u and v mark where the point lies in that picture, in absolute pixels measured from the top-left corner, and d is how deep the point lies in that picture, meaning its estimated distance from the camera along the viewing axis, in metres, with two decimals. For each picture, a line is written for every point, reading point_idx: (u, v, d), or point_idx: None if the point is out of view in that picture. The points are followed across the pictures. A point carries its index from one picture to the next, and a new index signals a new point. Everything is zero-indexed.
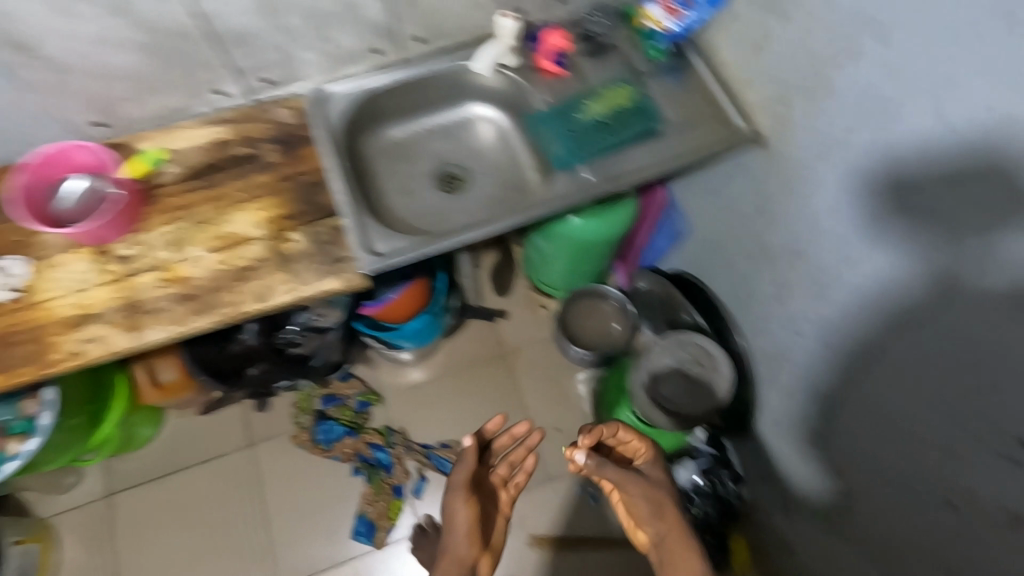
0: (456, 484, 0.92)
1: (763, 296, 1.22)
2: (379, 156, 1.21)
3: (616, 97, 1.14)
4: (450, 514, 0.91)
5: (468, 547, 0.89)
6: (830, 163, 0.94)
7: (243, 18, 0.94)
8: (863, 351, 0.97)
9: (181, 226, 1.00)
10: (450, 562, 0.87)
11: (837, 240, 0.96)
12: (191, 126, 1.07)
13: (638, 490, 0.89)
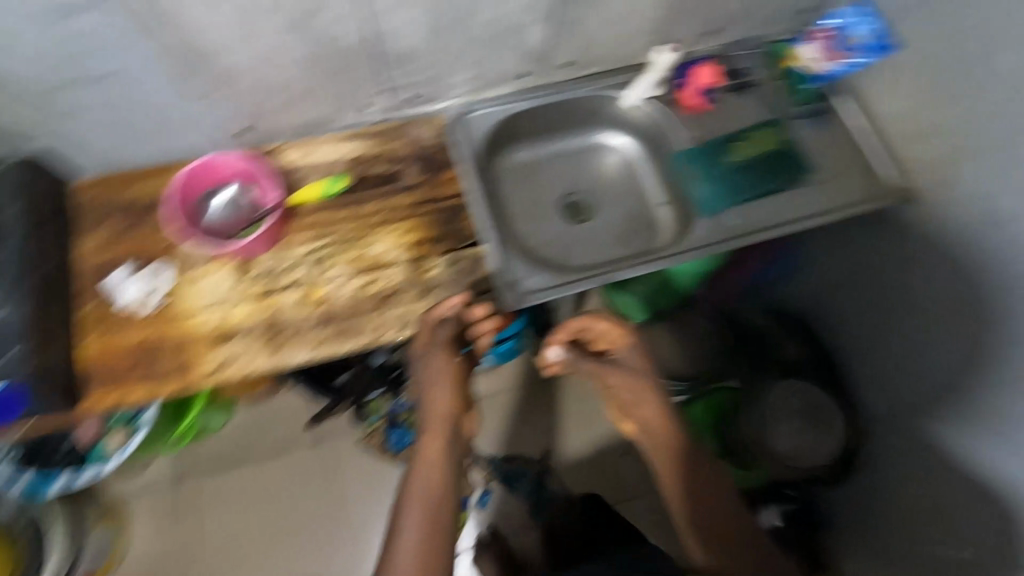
0: (443, 365, 0.92)
1: (880, 348, 1.13)
2: (506, 179, 1.17)
3: (762, 141, 1.10)
4: (430, 371, 0.93)
5: (452, 393, 0.92)
6: (950, 172, 0.94)
7: (412, 37, 0.91)
8: (942, 344, 0.97)
9: (323, 244, 0.98)
10: (438, 426, 0.90)
11: (979, 245, 0.90)
12: (331, 140, 1.05)
13: (626, 373, 0.94)
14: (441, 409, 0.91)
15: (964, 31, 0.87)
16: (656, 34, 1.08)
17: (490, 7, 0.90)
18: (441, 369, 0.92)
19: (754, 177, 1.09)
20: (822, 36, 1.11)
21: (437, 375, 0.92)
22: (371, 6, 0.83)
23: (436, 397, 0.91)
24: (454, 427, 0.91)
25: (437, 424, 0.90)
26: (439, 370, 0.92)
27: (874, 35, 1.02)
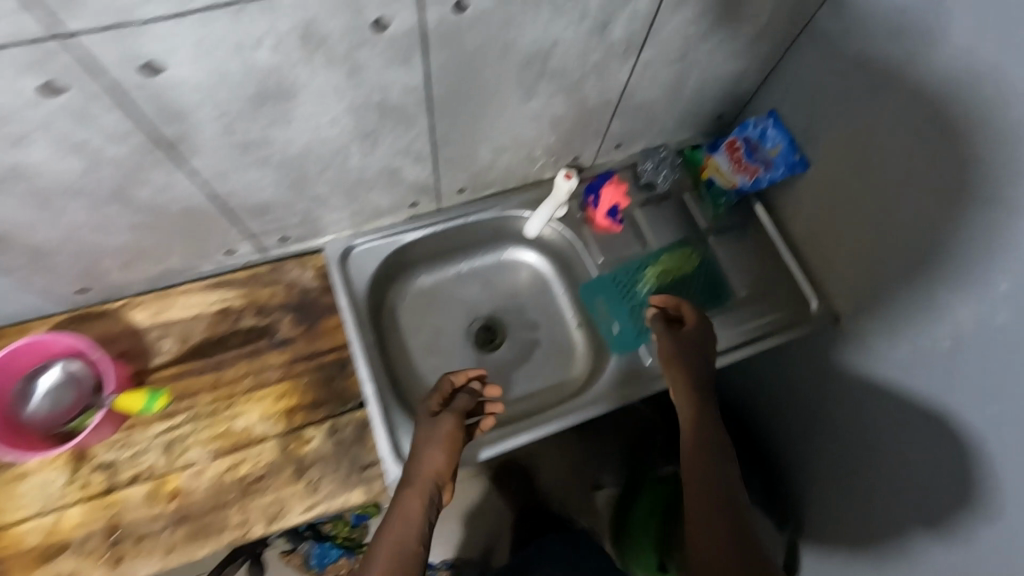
0: (443, 434, 0.77)
1: (802, 419, 1.01)
2: (408, 309, 1.06)
3: (676, 265, 1.04)
4: (423, 455, 0.76)
5: (445, 468, 0.76)
6: (837, 209, 0.86)
7: (266, 191, 0.78)
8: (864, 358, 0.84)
9: (177, 422, 0.85)
10: (415, 493, 0.73)
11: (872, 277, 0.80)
12: (191, 291, 0.92)
13: (667, 353, 0.79)
14: (427, 482, 0.74)
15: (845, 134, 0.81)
16: (557, 155, 0.99)
17: (355, 158, 0.78)
18: (445, 444, 0.77)
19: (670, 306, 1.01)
20: (728, 148, 1.03)
21: (439, 447, 0.76)
22: (204, 174, 0.70)
23: (427, 470, 0.75)
24: (437, 496, 0.75)
25: (413, 492, 0.73)
26: (441, 448, 0.76)
27: (788, 146, 0.97)
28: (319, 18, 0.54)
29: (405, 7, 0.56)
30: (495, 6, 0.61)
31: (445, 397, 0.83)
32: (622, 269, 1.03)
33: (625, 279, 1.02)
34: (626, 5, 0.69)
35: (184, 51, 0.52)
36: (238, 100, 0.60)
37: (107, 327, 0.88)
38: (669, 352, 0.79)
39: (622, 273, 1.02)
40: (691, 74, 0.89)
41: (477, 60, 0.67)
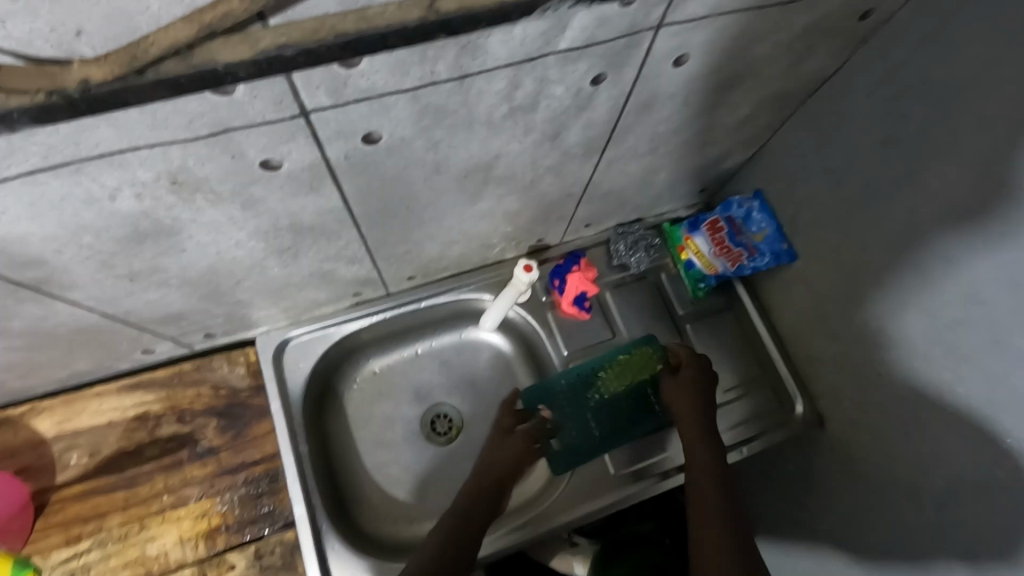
0: (521, 435, 0.85)
1: (816, 516, 0.89)
2: (351, 399, 0.94)
3: (631, 367, 0.91)
4: (507, 443, 0.84)
5: (518, 457, 0.83)
6: (836, 271, 0.78)
7: (173, 305, 0.69)
8: (868, 370, 0.76)
9: (81, 549, 0.77)
10: (483, 480, 0.80)
11: (887, 333, 0.71)
12: (105, 394, 0.83)
13: (687, 394, 0.83)
14: (496, 469, 0.81)
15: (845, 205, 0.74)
16: (518, 240, 0.89)
17: (275, 270, 0.68)
18: (502, 438, 0.85)
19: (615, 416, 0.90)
20: (708, 228, 0.94)
21: (502, 445, 0.84)
22: (89, 302, 0.60)
23: (499, 460, 0.82)
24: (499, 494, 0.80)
25: (484, 475, 0.81)
26: (519, 442, 0.84)
27: (775, 232, 0.87)
28: (187, 166, 0.44)
29: (299, 146, 0.46)
30: (415, 134, 0.51)
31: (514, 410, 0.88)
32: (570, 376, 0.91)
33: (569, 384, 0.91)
34: (581, 116, 0.58)
35: (15, 213, 0.43)
36: (106, 243, 0.51)
37: (8, 438, 0.80)
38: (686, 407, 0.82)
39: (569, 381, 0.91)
40: (664, 162, 0.79)
41: (403, 179, 0.58)
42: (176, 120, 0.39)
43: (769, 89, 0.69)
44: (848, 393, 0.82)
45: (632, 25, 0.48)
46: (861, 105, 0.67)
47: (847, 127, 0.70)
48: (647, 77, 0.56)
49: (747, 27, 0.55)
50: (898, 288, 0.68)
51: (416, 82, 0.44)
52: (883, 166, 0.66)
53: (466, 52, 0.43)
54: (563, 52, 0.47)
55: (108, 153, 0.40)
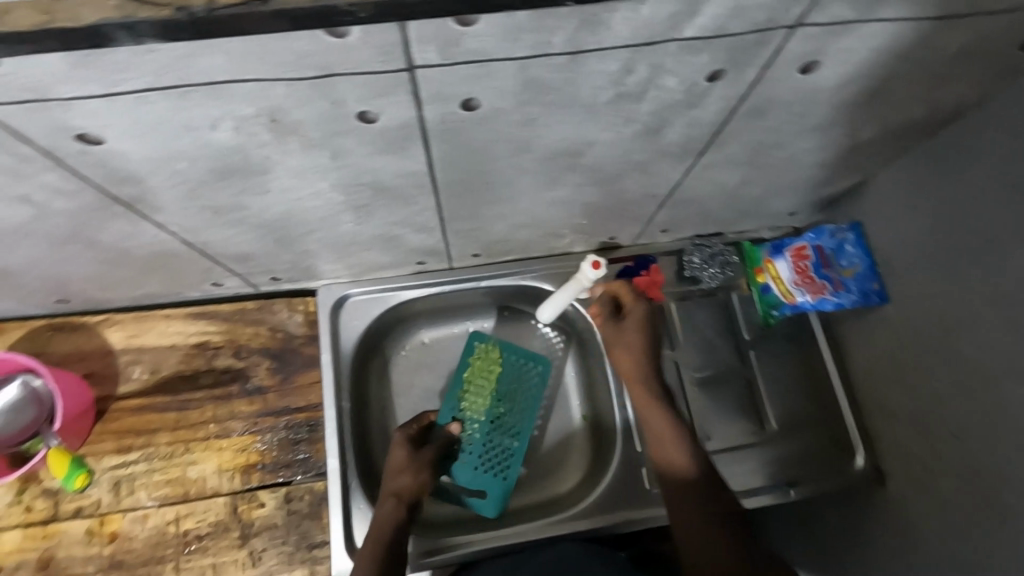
0: (425, 459, 0.79)
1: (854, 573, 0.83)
2: (397, 365, 0.94)
3: (483, 369, 0.90)
4: (406, 468, 0.77)
5: (423, 485, 0.77)
6: (927, 312, 0.73)
7: (248, 244, 0.70)
8: (948, 421, 0.71)
9: (129, 459, 0.81)
10: (399, 503, 0.74)
11: (980, 380, 0.66)
12: (172, 317, 0.86)
13: (628, 351, 0.76)
14: (404, 490, 0.75)
15: (952, 244, 0.68)
16: (590, 235, 0.86)
17: (348, 225, 0.69)
18: (411, 464, 0.77)
19: (523, 424, 0.89)
20: (793, 255, 0.87)
21: (409, 468, 0.77)
22: (173, 227, 0.62)
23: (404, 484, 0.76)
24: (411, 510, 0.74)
25: (394, 503, 0.74)
26: (423, 468, 0.78)
27: (867, 268, 0.81)
28: (287, 107, 0.44)
29: (397, 102, 0.46)
30: (514, 106, 0.49)
31: (423, 426, 0.84)
32: (447, 409, 0.88)
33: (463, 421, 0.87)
34: (687, 113, 0.55)
35: (123, 129, 0.44)
36: (199, 171, 0.52)
37: (82, 342, 0.85)
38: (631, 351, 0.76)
39: (446, 414, 0.88)
40: (761, 176, 0.75)
41: (489, 153, 0.56)
42: (287, 56, 0.39)
43: (894, 115, 0.64)
44: (919, 441, 0.76)
45: (768, 21, 0.44)
46: (989, 137, 0.62)
47: (968, 158, 0.65)
48: (768, 81, 0.52)
49: (889, 41, 0.50)
50: (1004, 332, 0.63)
51: (528, 52, 0.42)
52: (1004, 202, 0.61)
53: (586, 25, 0.40)
54: (685, 41, 0.44)
55: (217, 82, 0.40)
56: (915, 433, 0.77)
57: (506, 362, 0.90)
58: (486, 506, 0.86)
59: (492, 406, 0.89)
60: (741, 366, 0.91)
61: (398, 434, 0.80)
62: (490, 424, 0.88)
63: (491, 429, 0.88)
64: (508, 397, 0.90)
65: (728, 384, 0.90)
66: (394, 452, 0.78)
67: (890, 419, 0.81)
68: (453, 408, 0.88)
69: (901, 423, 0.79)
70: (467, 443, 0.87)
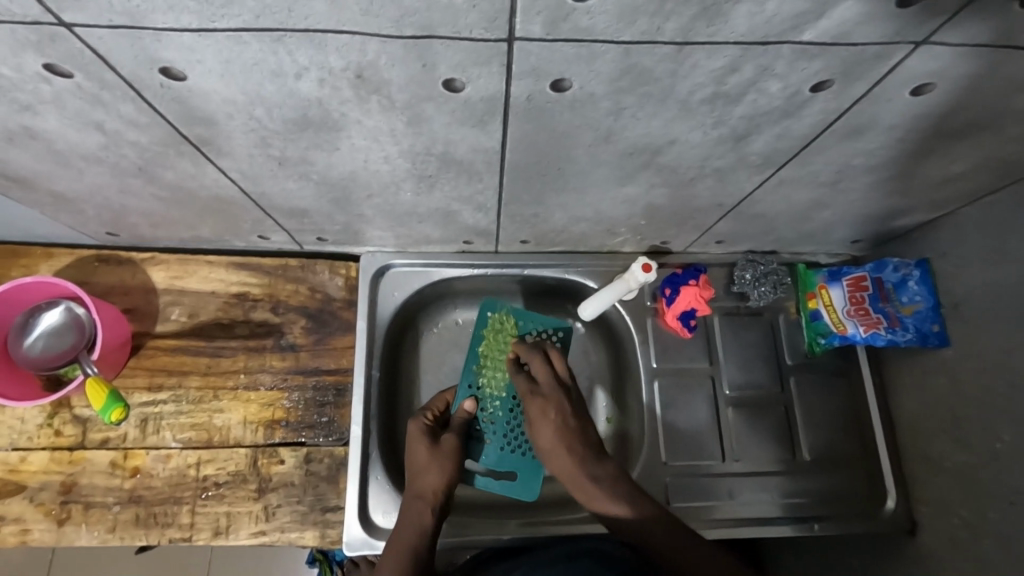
0: (446, 451, 0.76)
1: None
2: (429, 341, 0.93)
3: (496, 344, 0.85)
4: (427, 464, 0.74)
5: (448, 480, 0.74)
6: (995, 367, 0.69)
7: (304, 201, 0.69)
8: (1008, 485, 0.68)
9: (159, 398, 0.81)
10: (426, 504, 0.72)
11: None
12: (216, 264, 0.86)
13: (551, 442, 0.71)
14: (430, 489, 0.73)
15: None
16: (644, 237, 0.83)
17: (407, 194, 0.67)
18: (432, 460, 0.75)
19: None
20: (851, 284, 0.85)
21: (431, 463, 0.75)
22: (236, 173, 0.61)
23: (428, 482, 0.73)
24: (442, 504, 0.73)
25: (422, 505, 0.72)
26: (447, 462, 0.75)
27: (929, 308, 0.76)
28: (377, 64, 0.43)
29: (489, 74, 0.44)
30: (606, 93, 0.47)
31: (437, 416, 0.82)
32: (464, 387, 0.84)
33: (480, 399, 0.84)
34: (781, 122, 0.52)
35: (210, 67, 0.43)
36: (274, 120, 0.51)
37: (125, 276, 0.85)
38: (551, 442, 0.71)
39: (464, 392, 0.84)
40: (835, 199, 0.71)
41: (567, 139, 0.54)
42: (389, 11, 0.37)
43: (994, 152, 0.60)
44: (968, 500, 0.73)
45: (896, 33, 0.41)
46: None
47: None
48: (875, 99, 0.49)
49: (1015, 73, 0.46)
50: None
51: (636, 36, 0.40)
52: None
53: (705, 15, 0.38)
54: (802, 44, 0.41)
55: (313, 30, 0.39)
56: (961, 487, 0.74)
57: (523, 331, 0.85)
58: (519, 489, 0.83)
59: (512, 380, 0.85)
60: (780, 391, 0.88)
61: (414, 426, 0.78)
62: (510, 400, 0.84)
63: (512, 407, 0.84)
64: None
65: (764, 409, 0.88)
66: (414, 448, 0.76)
67: (934, 469, 0.79)
68: (470, 386, 0.84)
69: (945, 474, 0.77)
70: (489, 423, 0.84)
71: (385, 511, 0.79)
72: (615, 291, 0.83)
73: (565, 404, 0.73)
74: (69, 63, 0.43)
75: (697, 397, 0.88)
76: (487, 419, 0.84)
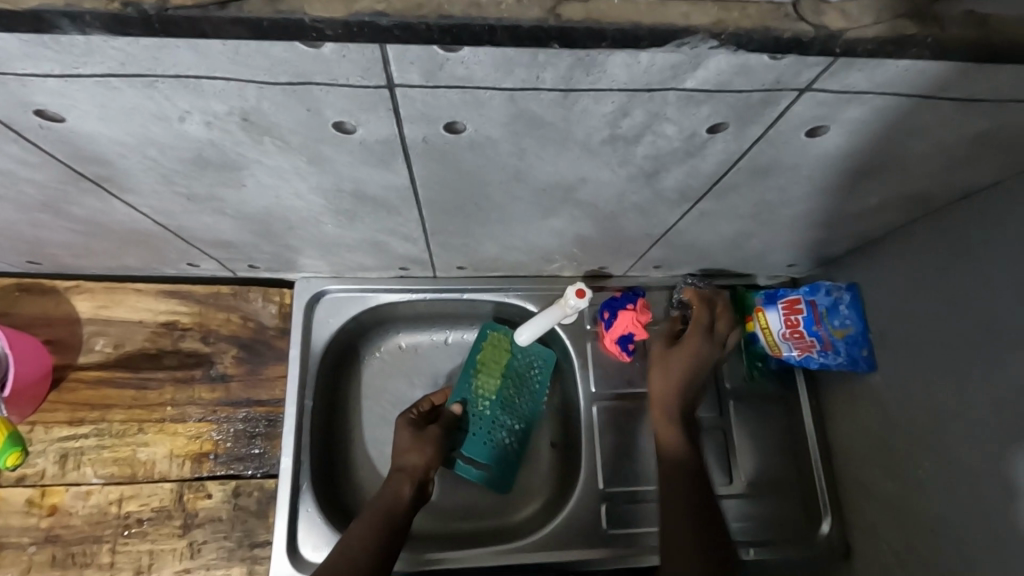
0: (429, 436, 0.80)
1: None
2: (369, 367, 0.92)
3: (492, 357, 0.89)
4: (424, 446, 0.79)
5: (429, 461, 0.78)
6: (913, 391, 0.71)
7: (225, 233, 0.68)
8: (932, 507, 0.69)
9: (80, 433, 0.79)
10: (403, 477, 0.76)
11: (973, 472, 0.64)
12: (144, 293, 0.84)
13: (668, 369, 0.77)
14: (411, 467, 0.77)
15: (944, 322, 0.66)
16: (581, 263, 0.83)
17: (330, 227, 0.66)
18: (416, 441, 0.79)
19: (531, 410, 0.89)
20: (786, 307, 0.83)
21: (415, 445, 0.79)
22: (145, 208, 0.60)
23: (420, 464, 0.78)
24: (421, 484, 0.76)
25: (400, 477, 0.76)
26: (430, 444, 0.79)
27: (860, 333, 0.77)
28: (260, 108, 0.42)
29: (378, 118, 0.43)
30: (503, 135, 0.46)
31: (423, 411, 0.84)
32: (461, 385, 0.89)
33: (473, 399, 0.87)
34: (687, 161, 0.52)
35: (86, 111, 0.42)
36: (169, 160, 0.49)
37: (48, 306, 0.83)
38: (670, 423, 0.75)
39: (460, 389, 0.88)
40: (759, 229, 0.72)
41: (477, 178, 0.54)
42: (258, 60, 0.36)
43: (904, 187, 0.61)
44: (899, 523, 0.74)
45: (776, 81, 0.41)
46: (991, 220, 0.60)
47: (967, 236, 0.63)
48: (773, 141, 0.50)
49: (904, 118, 0.47)
50: (998, 426, 0.61)
51: (517, 84, 0.40)
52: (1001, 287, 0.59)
53: (581, 65, 0.38)
54: (687, 91, 0.42)
55: (185, 76, 0.38)
56: (892, 511, 0.76)
57: (517, 349, 0.89)
58: (492, 478, 0.87)
59: (503, 389, 0.88)
60: (718, 415, 0.89)
61: (400, 419, 0.82)
62: (500, 403, 0.88)
63: (502, 407, 0.88)
64: (518, 381, 0.89)
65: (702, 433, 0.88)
66: (401, 431, 0.80)
67: (867, 498, 0.80)
68: (465, 387, 0.88)
69: (877, 502, 0.78)
70: (477, 418, 0.88)
71: (316, 545, 0.76)
72: (551, 313, 0.81)
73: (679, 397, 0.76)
74: None
75: (635, 422, 0.87)
76: (475, 416, 0.88)
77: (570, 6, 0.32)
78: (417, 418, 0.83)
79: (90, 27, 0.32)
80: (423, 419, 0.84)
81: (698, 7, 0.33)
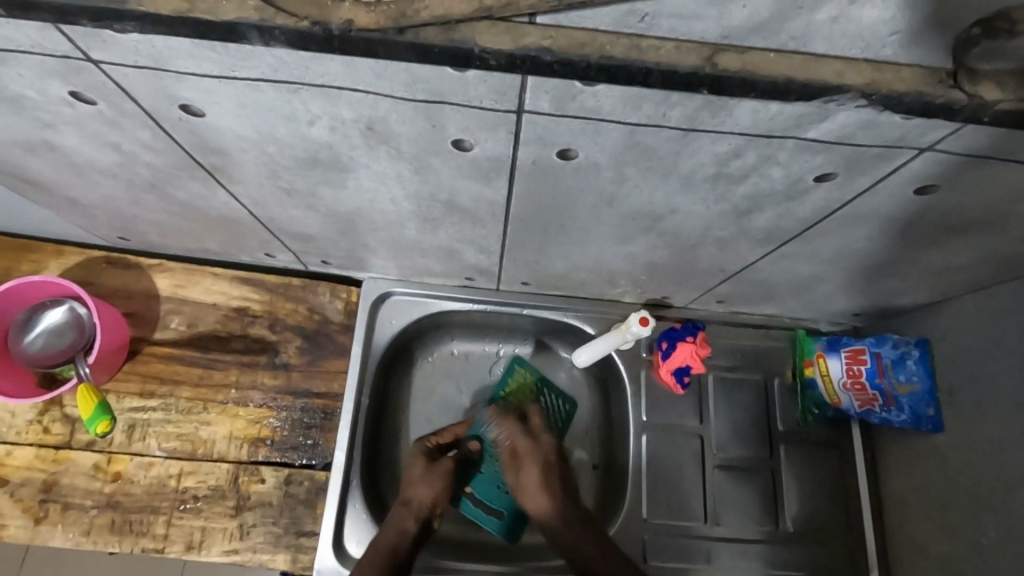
0: (439, 470, 0.80)
1: None
2: (421, 371, 0.93)
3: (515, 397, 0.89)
4: (523, 484, 0.79)
5: (435, 496, 0.79)
6: (981, 456, 0.69)
7: (311, 227, 0.70)
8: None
9: (149, 405, 0.82)
10: (409, 513, 0.76)
11: None
12: (220, 277, 0.88)
13: (530, 463, 0.79)
14: (417, 500, 0.77)
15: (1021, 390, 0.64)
16: (644, 290, 0.83)
17: (412, 232, 0.68)
18: (425, 475, 0.80)
19: None
20: (850, 355, 0.81)
21: (425, 477, 0.79)
22: (245, 199, 0.63)
23: (531, 502, 0.78)
24: (425, 519, 0.77)
25: (404, 512, 0.76)
26: (438, 479, 0.79)
27: (926, 391, 0.75)
28: (387, 120, 0.44)
29: (497, 138, 0.45)
30: (611, 164, 0.47)
31: (443, 442, 0.84)
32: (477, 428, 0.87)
33: (488, 441, 0.86)
34: (785, 205, 0.53)
35: (227, 109, 0.44)
36: (285, 158, 0.52)
37: (130, 281, 0.86)
38: (536, 479, 0.79)
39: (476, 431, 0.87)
40: (836, 275, 0.71)
41: (572, 201, 0.55)
42: (402, 77, 0.38)
43: (997, 250, 0.60)
44: None
45: (899, 139, 0.41)
46: None
47: None
48: (877, 193, 0.50)
49: (1016, 184, 0.47)
50: None
51: (642, 119, 0.41)
52: None
53: (709, 108, 0.39)
54: (806, 140, 0.42)
55: (328, 86, 0.40)
56: None
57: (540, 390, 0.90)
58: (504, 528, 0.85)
59: None
60: (768, 457, 0.87)
61: (415, 446, 0.82)
62: None
63: None
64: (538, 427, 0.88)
65: (750, 473, 0.87)
66: (411, 464, 0.81)
67: (916, 555, 0.78)
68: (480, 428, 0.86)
69: (931, 564, 0.76)
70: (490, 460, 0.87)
71: (360, 539, 0.78)
72: (614, 334, 0.82)
73: (547, 449, 0.81)
74: (94, 93, 0.45)
75: (682, 454, 0.87)
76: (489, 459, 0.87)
77: (726, 53, 0.34)
78: (432, 448, 0.83)
79: (267, 37, 0.35)
80: (438, 449, 0.84)
81: (850, 65, 0.34)
